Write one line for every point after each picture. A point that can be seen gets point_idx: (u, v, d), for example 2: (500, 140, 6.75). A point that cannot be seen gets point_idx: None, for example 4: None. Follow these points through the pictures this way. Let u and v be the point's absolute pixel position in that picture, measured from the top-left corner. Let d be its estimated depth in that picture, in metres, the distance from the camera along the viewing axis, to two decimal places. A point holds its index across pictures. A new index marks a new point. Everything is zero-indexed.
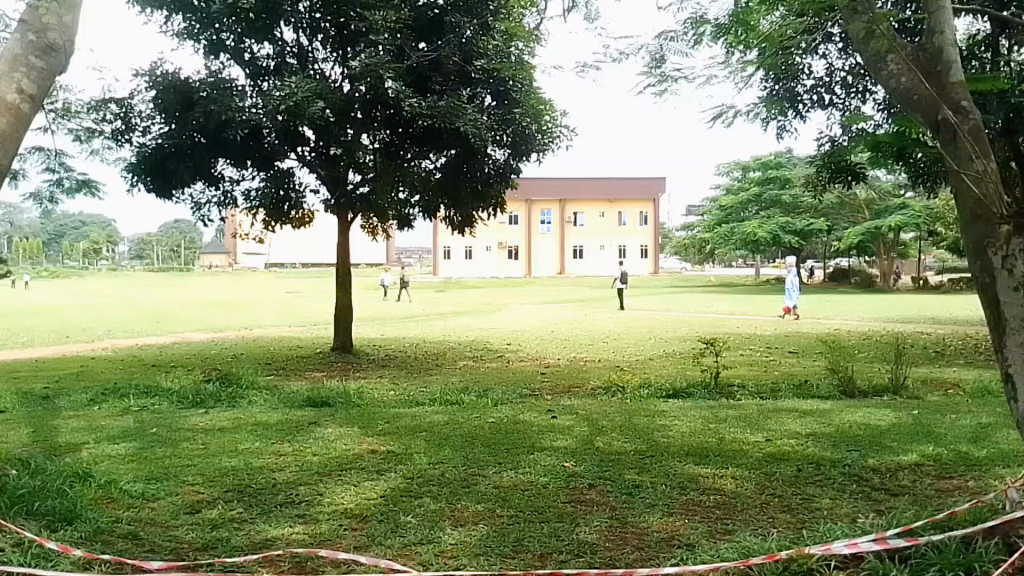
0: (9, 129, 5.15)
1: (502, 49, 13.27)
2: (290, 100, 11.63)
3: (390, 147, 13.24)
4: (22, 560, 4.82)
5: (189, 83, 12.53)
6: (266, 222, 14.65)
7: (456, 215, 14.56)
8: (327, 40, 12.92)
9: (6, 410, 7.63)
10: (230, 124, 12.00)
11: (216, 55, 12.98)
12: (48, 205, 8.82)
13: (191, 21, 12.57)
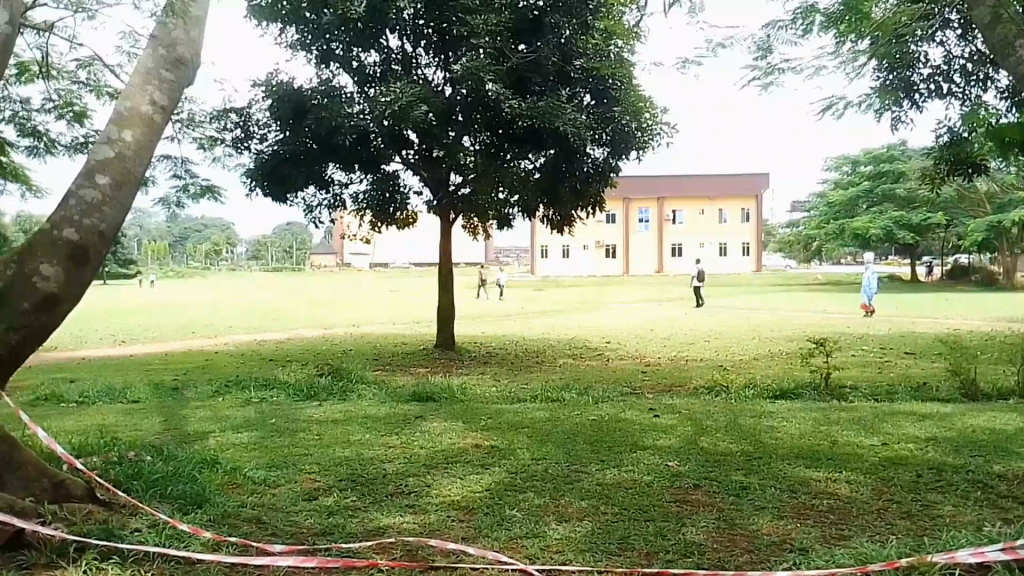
0: (145, 137, 6.03)
1: (602, 48, 13.48)
2: (395, 105, 12.17)
3: (491, 150, 13.24)
4: (158, 541, 5.22)
5: (301, 92, 13.14)
6: (373, 224, 15.10)
7: (556, 215, 14.51)
8: (429, 46, 13.29)
9: (140, 400, 8.19)
10: (340, 130, 12.56)
11: (326, 64, 13.56)
12: (175, 209, 9.35)
13: (304, 32, 13.30)
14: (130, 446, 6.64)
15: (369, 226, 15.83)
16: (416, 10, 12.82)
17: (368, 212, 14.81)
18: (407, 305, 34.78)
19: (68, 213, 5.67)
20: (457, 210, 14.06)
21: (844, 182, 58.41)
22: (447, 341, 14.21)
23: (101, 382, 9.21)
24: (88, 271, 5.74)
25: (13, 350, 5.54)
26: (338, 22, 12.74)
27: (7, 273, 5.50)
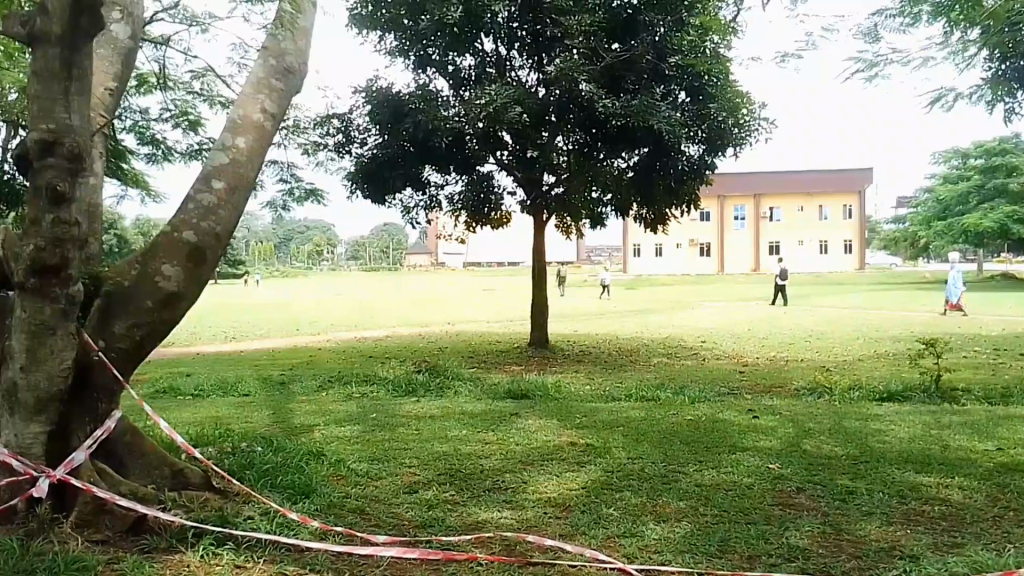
0: (256, 143, 6.35)
1: (697, 44, 13.23)
2: (490, 107, 12.36)
3: (584, 148, 13.29)
4: (269, 529, 5.50)
5: (400, 96, 13.46)
6: (466, 224, 15.37)
7: (649, 213, 14.48)
8: (523, 48, 13.42)
9: (251, 394, 8.60)
10: (437, 133, 12.83)
11: (424, 69, 13.91)
12: (281, 212, 9.75)
13: (402, 39, 13.72)
14: (242, 437, 6.98)
15: (463, 225, 16.03)
16: (511, 14, 13.07)
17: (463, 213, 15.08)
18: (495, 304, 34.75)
19: (187, 217, 6.03)
20: (549, 210, 14.03)
21: (951, 176, 55.58)
22: (541, 339, 14.36)
23: (215, 376, 9.72)
24: (205, 272, 6.08)
25: (137, 346, 5.93)
26: (435, 28, 13.01)
27: (132, 273, 5.91)
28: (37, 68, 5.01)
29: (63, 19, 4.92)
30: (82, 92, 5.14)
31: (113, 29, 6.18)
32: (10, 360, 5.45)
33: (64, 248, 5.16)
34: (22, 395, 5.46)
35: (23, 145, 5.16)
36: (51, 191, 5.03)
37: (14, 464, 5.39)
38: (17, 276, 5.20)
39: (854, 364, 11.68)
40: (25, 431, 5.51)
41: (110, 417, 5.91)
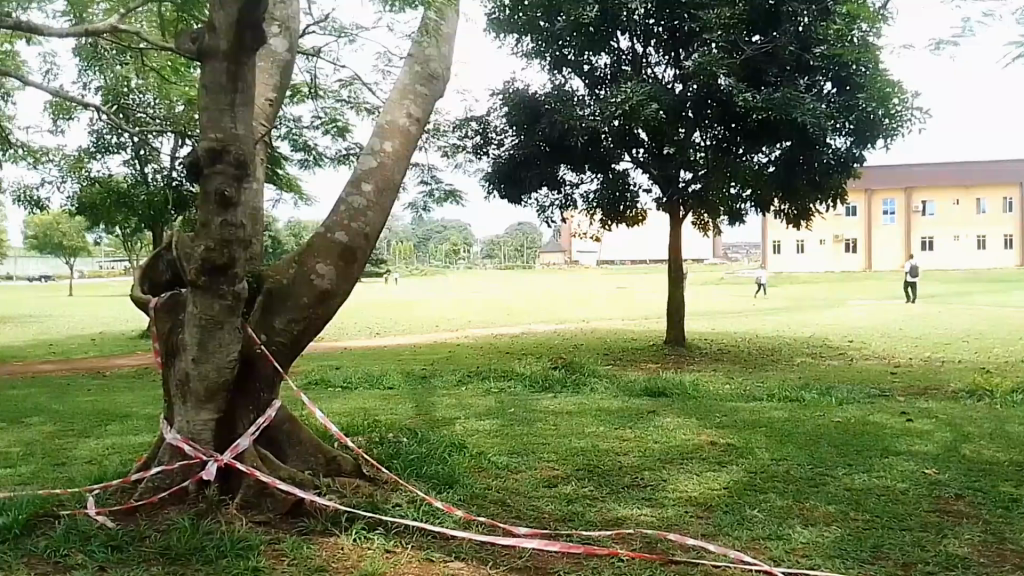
0: (402, 145, 6.63)
1: (844, 33, 12.55)
2: (626, 105, 12.39)
3: (723, 143, 13.16)
4: (416, 516, 5.76)
5: (536, 97, 13.75)
6: (604, 222, 15.29)
7: (792, 209, 14.02)
8: (659, 45, 13.46)
9: (394, 387, 9.03)
10: (572, 132, 12.99)
11: (559, 70, 14.07)
12: (421, 213, 10.09)
13: (539, 41, 14.02)
14: (389, 428, 7.35)
15: (599, 224, 16.18)
16: (647, 10, 13.04)
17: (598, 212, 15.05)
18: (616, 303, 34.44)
19: (340, 219, 6.38)
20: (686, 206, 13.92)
21: None
22: (678, 337, 14.24)
23: (360, 369, 10.24)
24: (356, 270, 6.41)
25: (294, 341, 6.32)
26: (571, 27, 13.27)
27: (290, 272, 6.29)
28: (205, 81, 5.44)
29: (230, 35, 5.29)
30: (246, 102, 5.54)
31: (273, 43, 6.47)
32: (183, 351, 5.94)
33: (230, 248, 5.60)
34: (193, 384, 5.94)
35: (194, 153, 5.60)
36: (219, 196, 5.46)
37: (187, 448, 5.93)
38: (190, 275, 5.68)
39: (1017, 365, 10.89)
40: (196, 418, 5.99)
41: (271, 407, 6.29)
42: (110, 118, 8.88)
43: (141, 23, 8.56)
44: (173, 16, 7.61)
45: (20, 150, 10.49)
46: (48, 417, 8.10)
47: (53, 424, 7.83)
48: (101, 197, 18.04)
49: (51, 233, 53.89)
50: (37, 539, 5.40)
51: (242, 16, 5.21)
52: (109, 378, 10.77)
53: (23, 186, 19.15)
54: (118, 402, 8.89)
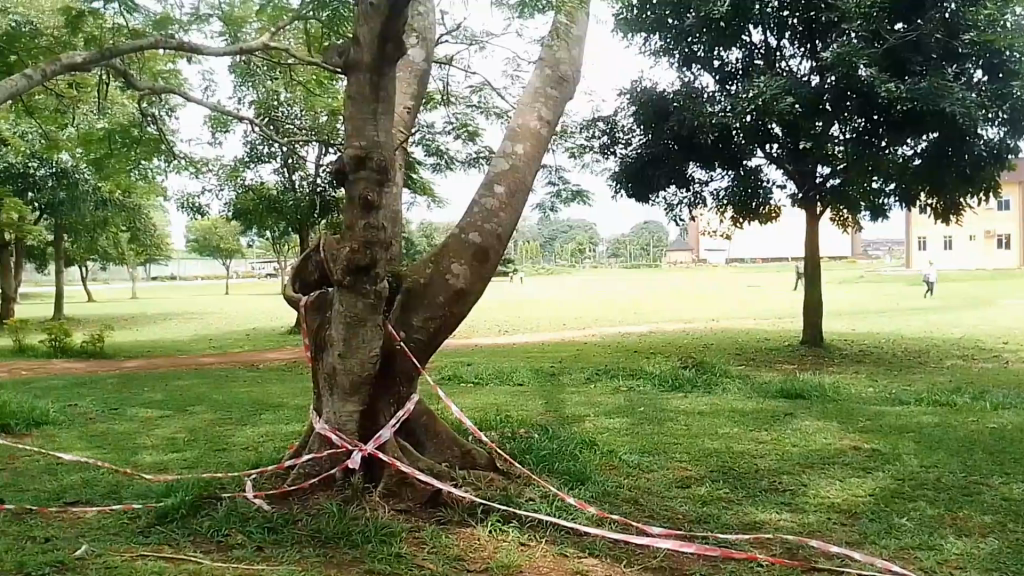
0: (534, 147, 6.79)
1: (995, 18, 11.79)
2: (759, 99, 12.20)
3: (864, 136, 12.50)
4: (549, 511, 5.88)
5: (664, 95, 13.67)
6: (734, 220, 15.02)
7: (941, 202, 13.31)
8: (794, 37, 13.22)
9: (525, 384, 9.27)
10: (702, 129, 12.82)
11: (688, 67, 14.00)
12: (547, 214, 10.25)
13: (667, 39, 13.99)
14: (520, 424, 7.58)
15: (729, 221, 15.92)
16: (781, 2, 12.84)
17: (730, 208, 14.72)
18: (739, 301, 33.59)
19: (473, 220, 6.59)
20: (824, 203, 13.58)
21: None
22: (814, 339, 13.96)
23: (491, 365, 10.55)
24: (489, 269, 6.60)
25: (430, 339, 6.58)
26: (701, 24, 13.26)
27: (426, 272, 6.56)
28: (350, 92, 5.83)
29: (373, 47, 5.66)
30: (386, 111, 5.88)
31: (410, 54, 6.72)
32: (330, 347, 6.30)
33: (372, 250, 5.88)
34: (340, 378, 6.28)
35: (338, 161, 5.94)
36: (362, 199, 5.76)
37: (334, 438, 6.28)
38: (336, 275, 5.99)
39: None
40: (342, 409, 6.33)
41: (410, 400, 6.57)
42: (261, 129, 9.51)
43: (288, 39, 9.14)
44: (318, 33, 8.08)
45: (182, 161, 11.43)
46: (209, 406, 8.81)
47: (214, 413, 8.51)
48: (252, 203, 19.36)
49: (208, 236, 58.28)
50: (202, 518, 5.89)
51: (384, 30, 5.53)
52: (259, 371, 11.57)
53: (185, 194, 20.84)
54: (270, 393, 9.55)
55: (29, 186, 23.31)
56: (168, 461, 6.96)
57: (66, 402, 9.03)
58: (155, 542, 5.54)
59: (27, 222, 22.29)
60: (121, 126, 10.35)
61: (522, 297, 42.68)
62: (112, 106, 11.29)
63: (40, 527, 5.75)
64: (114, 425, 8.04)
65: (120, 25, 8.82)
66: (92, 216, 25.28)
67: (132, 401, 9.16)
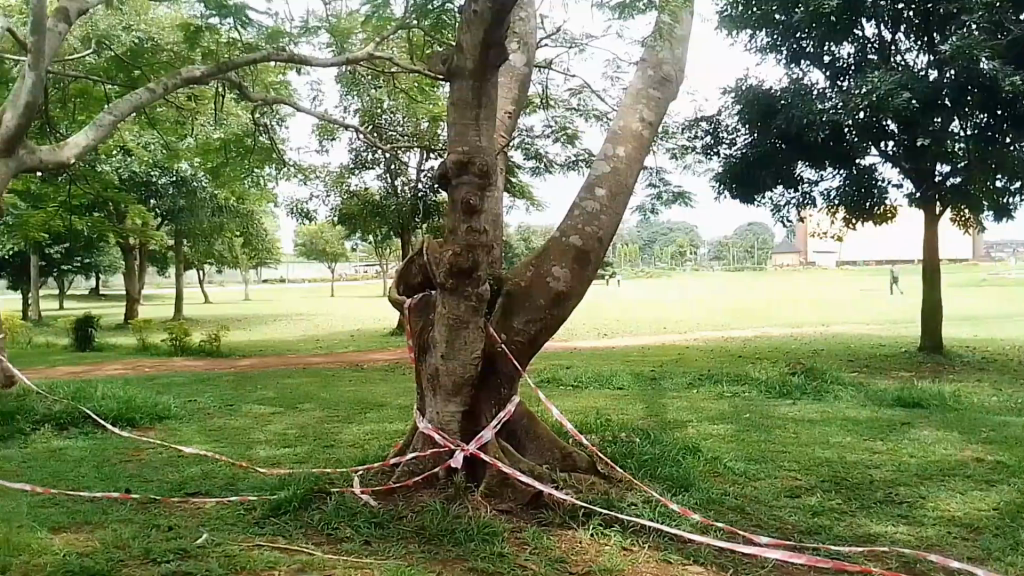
0: (637, 148, 6.75)
1: None
2: (874, 94, 11.62)
3: (986, 132, 11.87)
4: (653, 516, 5.81)
5: (771, 93, 13.30)
6: (847, 220, 14.53)
7: None
8: (910, 30, 12.65)
9: (625, 388, 9.21)
10: (812, 126, 12.40)
11: (797, 63, 13.64)
12: (648, 217, 10.14)
13: (774, 35, 13.60)
14: (622, 427, 7.55)
15: (839, 222, 15.41)
16: None
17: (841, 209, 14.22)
18: (841, 306, 32.34)
19: (575, 223, 6.58)
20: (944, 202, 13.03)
21: None
22: (933, 345, 13.34)
23: (591, 369, 10.55)
24: (590, 272, 6.56)
25: (531, 341, 6.60)
26: (810, 19, 12.79)
27: (527, 275, 6.59)
28: (454, 99, 5.96)
29: (475, 55, 5.73)
30: (489, 116, 5.98)
31: (513, 58, 6.77)
32: (434, 348, 6.40)
33: (474, 253, 5.94)
34: (443, 379, 6.38)
35: (442, 167, 6.06)
36: (465, 204, 5.84)
37: (437, 438, 6.38)
38: (439, 278, 6.07)
39: None
40: (445, 410, 6.44)
41: (511, 402, 6.60)
42: (366, 136, 9.78)
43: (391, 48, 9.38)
44: (422, 41, 8.29)
45: (292, 169, 11.90)
46: (317, 404, 9.14)
47: (322, 410, 8.82)
48: (357, 208, 20.04)
49: (315, 241, 60.59)
50: (313, 511, 6.10)
51: (486, 35, 5.60)
52: (363, 370, 11.93)
53: (294, 201, 21.73)
54: (374, 392, 9.84)
55: (152, 193, 24.79)
56: (280, 456, 7.25)
57: (186, 398, 9.54)
58: (269, 533, 5.78)
59: (151, 228, 23.76)
60: (236, 136, 10.88)
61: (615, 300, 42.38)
62: (227, 117, 11.87)
63: (163, 516, 6.08)
64: (230, 421, 8.43)
65: (234, 40, 9.26)
66: (209, 222, 26.71)
67: (246, 397, 9.61)
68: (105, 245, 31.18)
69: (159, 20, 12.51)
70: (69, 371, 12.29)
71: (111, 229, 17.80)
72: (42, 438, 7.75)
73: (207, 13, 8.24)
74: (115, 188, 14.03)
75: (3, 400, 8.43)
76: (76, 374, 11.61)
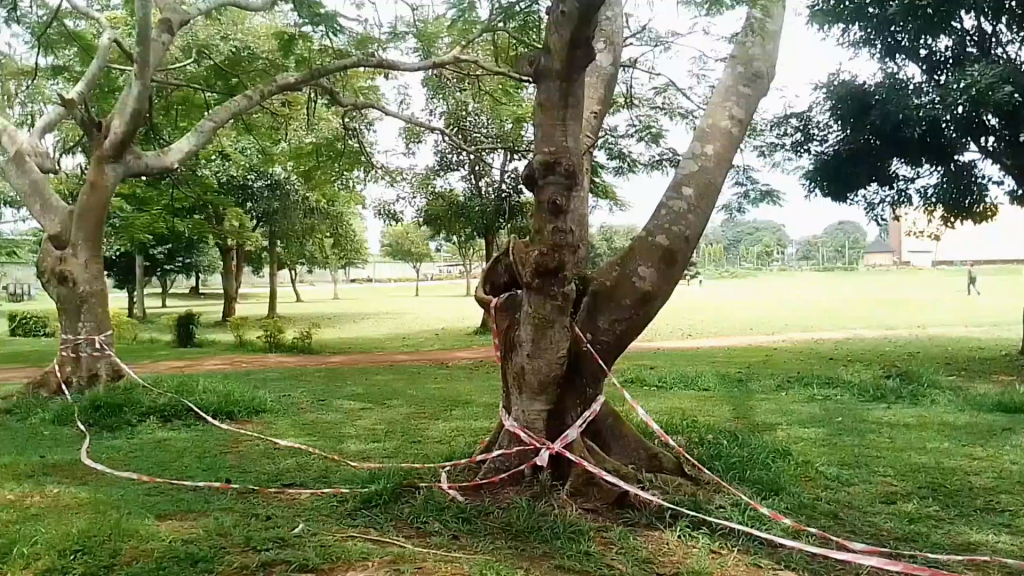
0: (726, 146, 6.67)
1: None
2: (973, 89, 11.17)
3: None
4: (742, 519, 5.71)
5: (865, 88, 12.89)
6: (942, 218, 13.98)
7: None
8: (1012, 21, 12.16)
9: (712, 389, 9.13)
10: (907, 123, 11.99)
11: (892, 58, 13.16)
12: (735, 216, 9.97)
13: (867, 29, 13.14)
14: (709, 429, 7.48)
15: (935, 221, 14.85)
16: None
17: (938, 207, 13.69)
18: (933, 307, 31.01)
19: (661, 222, 6.54)
20: None
21: None
22: None
23: (676, 369, 10.49)
24: (677, 272, 6.50)
25: (616, 341, 6.59)
26: (906, 12, 12.33)
27: (612, 274, 6.59)
28: (541, 99, 6.01)
29: (562, 56, 5.76)
30: (575, 117, 6.00)
31: (600, 58, 6.78)
32: (519, 347, 6.47)
33: (560, 253, 5.97)
34: (528, 378, 6.44)
35: (529, 167, 6.11)
36: (552, 204, 5.88)
37: (522, 436, 6.44)
38: (525, 278, 6.13)
39: None
40: (530, 408, 6.49)
41: (597, 402, 6.60)
42: (452, 138, 9.98)
43: (476, 52, 9.56)
44: (507, 43, 8.40)
45: (380, 172, 12.22)
46: (405, 401, 9.36)
47: (410, 407, 9.03)
48: (442, 209, 20.48)
49: (401, 241, 61.91)
50: (403, 505, 6.25)
51: (573, 36, 5.62)
52: (449, 368, 12.16)
53: (381, 202, 22.30)
54: (460, 390, 10.00)
55: (248, 197, 25.93)
56: (369, 451, 7.46)
57: (280, 392, 9.92)
58: (362, 525, 5.95)
59: (247, 229, 24.79)
60: (326, 140, 11.30)
61: (694, 300, 41.75)
62: (318, 122, 12.29)
63: (261, 505, 6.33)
64: (323, 415, 8.74)
65: (325, 47, 9.59)
66: (302, 223, 27.63)
67: (337, 393, 9.92)
68: (204, 246, 32.67)
69: (255, 29, 13.05)
70: (173, 366, 12.94)
71: (209, 230, 18.66)
72: (148, 429, 8.19)
73: (300, 21, 8.55)
74: (215, 191, 14.69)
75: (113, 392, 8.96)
76: (181, 369, 12.24)
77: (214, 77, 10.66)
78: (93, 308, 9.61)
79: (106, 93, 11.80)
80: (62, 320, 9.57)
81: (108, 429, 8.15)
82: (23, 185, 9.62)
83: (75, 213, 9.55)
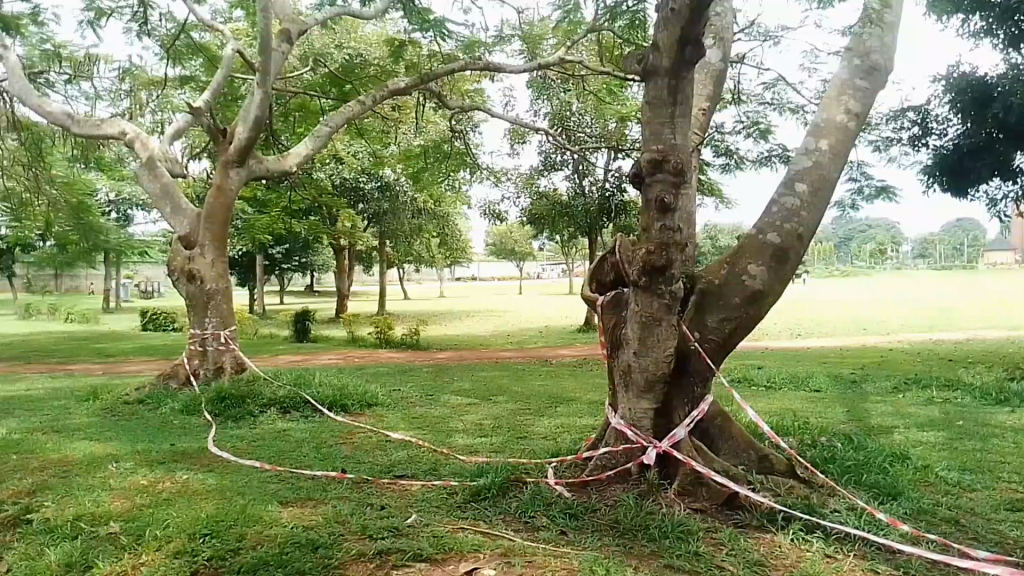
0: (842, 140, 6.49)
1: None
2: None
3: None
4: (857, 524, 5.53)
5: (987, 80, 12.25)
6: None
7: None
8: None
9: (823, 390, 8.92)
10: None
11: (1017, 47, 12.45)
12: (847, 213, 9.69)
13: (988, 18, 12.46)
14: (821, 432, 7.30)
15: None
16: None
17: None
18: None
19: (772, 220, 6.41)
20: None
21: None
22: None
23: (784, 368, 10.29)
24: (789, 270, 6.36)
25: (725, 340, 6.50)
26: None
27: (722, 273, 6.51)
28: (649, 98, 6.01)
29: (672, 53, 5.75)
30: (685, 114, 5.97)
31: (709, 55, 6.72)
32: (626, 345, 6.49)
33: (669, 250, 5.95)
34: (636, 376, 6.45)
35: (637, 166, 6.14)
36: (659, 203, 5.89)
37: (629, 434, 6.45)
38: (632, 276, 6.15)
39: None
40: (637, 406, 6.50)
41: (705, 401, 6.53)
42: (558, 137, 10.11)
43: (581, 51, 9.68)
44: (613, 42, 8.45)
45: (484, 172, 12.47)
46: (510, 397, 9.52)
47: (515, 403, 9.19)
48: (546, 208, 20.70)
49: (505, 241, 62.79)
50: (511, 499, 6.37)
51: (684, 33, 5.60)
52: (553, 365, 12.27)
53: (487, 202, 22.64)
54: (564, 387, 10.11)
55: (360, 198, 26.85)
56: (477, 445, 7.64)
57: (390, 386, 10.29)
58: (471, 517, 6.09)
59: (357, 230, 25.72)
60: (433, 142, 11.64)
61: None
62: (425, 125, 12.67)
63: (375, 495, 6.58)
64: (432, 410, 9.01)
65: (434, 51, 9.92)
66: (409, 223, 28.39)
67: (445, 388, 10.19)
68: (316, 246, 34.04)
69: (367, 37, 13.58)
70: (291, 360, 13.59)
71: (323, 231, 19.45)
72: (270, 419, 8.66)
73: (410, 28, 8.84)
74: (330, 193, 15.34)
75: (236, 384, 9.50)
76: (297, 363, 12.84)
77: (327, 84, 11.15)
78: (219, 305, 10.19)
79: (228, 102, 12.52)
80: (190, 316, 10.21)
81: (233, 419, 8.66)
82: (153, 188, 10.31)
83: (202, 214, 10.16)
